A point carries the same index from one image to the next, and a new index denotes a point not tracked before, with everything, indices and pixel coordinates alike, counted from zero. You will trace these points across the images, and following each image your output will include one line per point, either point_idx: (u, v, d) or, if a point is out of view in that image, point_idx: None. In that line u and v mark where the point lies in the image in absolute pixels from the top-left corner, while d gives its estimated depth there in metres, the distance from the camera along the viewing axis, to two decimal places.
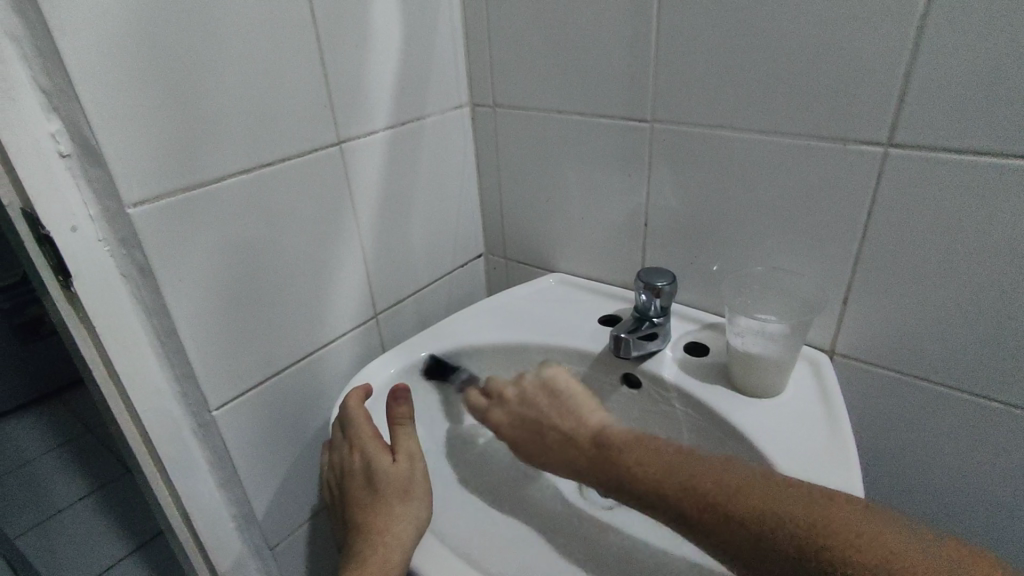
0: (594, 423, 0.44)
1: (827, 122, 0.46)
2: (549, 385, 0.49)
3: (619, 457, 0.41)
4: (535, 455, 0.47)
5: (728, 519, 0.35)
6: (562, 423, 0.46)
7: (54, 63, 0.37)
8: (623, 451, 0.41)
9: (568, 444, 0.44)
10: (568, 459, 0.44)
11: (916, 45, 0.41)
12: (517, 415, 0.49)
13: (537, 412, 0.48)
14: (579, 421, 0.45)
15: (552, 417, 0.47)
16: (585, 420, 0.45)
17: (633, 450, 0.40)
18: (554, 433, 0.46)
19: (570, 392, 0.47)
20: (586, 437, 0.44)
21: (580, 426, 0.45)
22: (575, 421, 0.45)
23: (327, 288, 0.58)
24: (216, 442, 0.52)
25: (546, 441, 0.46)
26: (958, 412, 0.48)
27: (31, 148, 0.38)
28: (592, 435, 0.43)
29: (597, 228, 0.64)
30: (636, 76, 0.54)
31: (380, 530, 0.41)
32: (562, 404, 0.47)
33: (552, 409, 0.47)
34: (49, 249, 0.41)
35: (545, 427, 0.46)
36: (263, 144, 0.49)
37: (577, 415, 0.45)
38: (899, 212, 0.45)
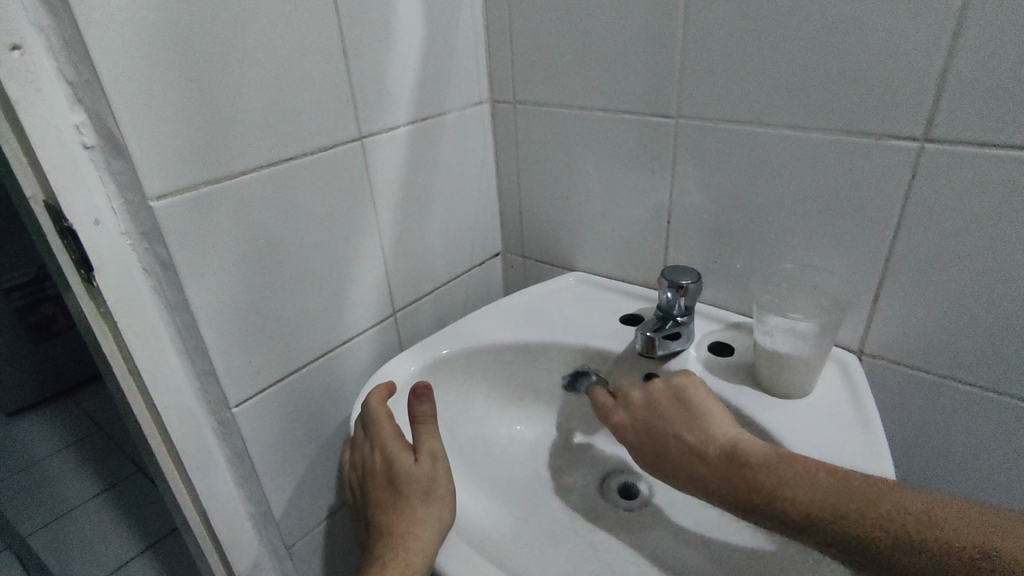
0: (726, 437, 0.42)
1: (860, 117, 0.45)
2: (680, 396, 0.46)
3: (763, 474, 0.38)
4: (657, 466, 0.44)
5: (810, 522, 0.36)
6: (690, 435, 0.43)
7: (81, 55, 0.36)
8: (757, 465, 0.39)
9: (696, 457, 0.42)
10: (695, 473, 0.41)
11: (955, 38, 0.40)
12: (642, 422, 0.46)
13: (659, 421, 0.45)
14: (705, 436, 0.42)
15: (677, 428, 0.44)
16: (713, 433, 0.42)
17: (774, 469, 0.38)
18: (678, 444, 0.43)
19: (706, 404, 0.44)
20: (715, 452, 0.41)
21: (708, 441, 0.42)
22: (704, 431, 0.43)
23: (347, 285, 0.57)
24: (236, 439, 0.52)
25: (672, 451, 0.43)
26: (992, 413, 0.47)
27: (56, 140, 0.38)
28: (723, 449, 0.41)
29: (619, 226, 0.63)
30: (662, 72, 0.53)
31: (402, 531, 0.40)
32: (696, 416, 0.44)
33: (678, 420, 0.44)
34: (72, 242, 0.40)
35: (669, 438, 0.44)
36: (286, 139, 0.48)
37: (708, 427, 0.43)
38: (934, 208, 0.44)
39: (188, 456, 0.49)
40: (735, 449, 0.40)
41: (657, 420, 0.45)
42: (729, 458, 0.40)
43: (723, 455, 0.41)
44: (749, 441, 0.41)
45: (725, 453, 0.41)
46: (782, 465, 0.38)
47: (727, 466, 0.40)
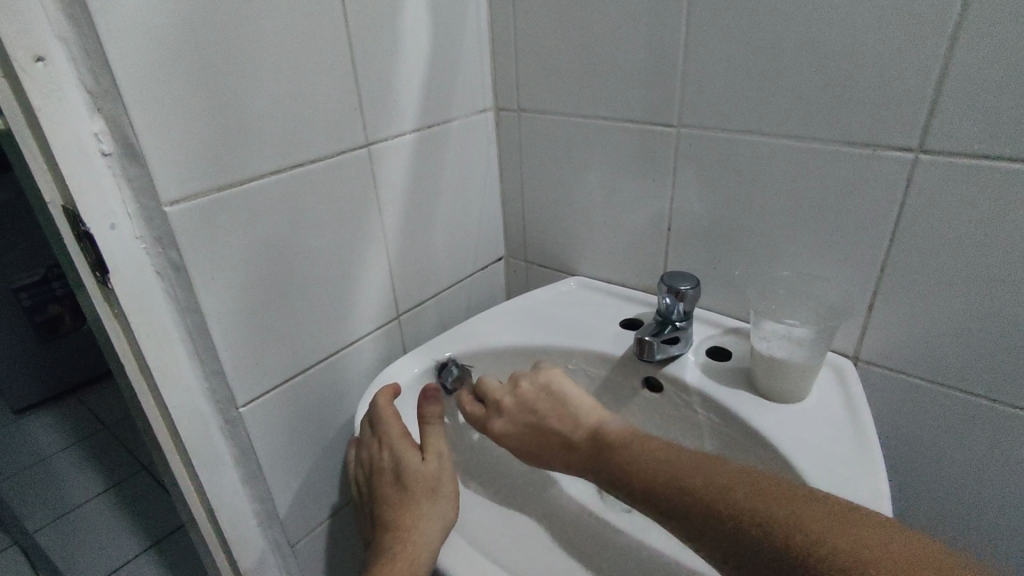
0: (590, 421, 0.45)
1: (856, 129, 0.46)
2: (549, 389, 0.49)
3: (618, 455, 0.41)
4: (533, 455, 0.47)
5: (692, 510, 0.37)
6: (560, 424, 0.46)
7: (101, 65, 0.38)
8: (618, 444, 0.42)
9: (567, 443, 0.45)
10: (568, 456, 0.45)
11: (948, 53, 0.41)
12: (515, 414, 0.49)
13: (533, 413, 0.48)
14: (576, 424, 0.45)
15: (549, 420, 0.47)
16: (581, 422, 0.45)
17: (628, 452, 0.41)
18: (552, 434, 0.46)
19: (568, 394, 0.47)
20: (582, 437, 0.44)
21: (575, 425, 0.45)
22: (570, 420, 0.46)
23: (352, 289, 0.59)
24: (242, 438, 0.53)
25: (544, 439, 0.47)
26: (985, 421, 0.48)
27: (75, 146, 0.39)
28: (590, 433, 0.44)
29: (619, 232, 0.65)
30: (663, 82, 0.55)
31: (409, 527, 0.41)
32: (562, 404, 0.47)
33: (550, 412, 0.47)
34: (89, 245, 0.42)
35: (544, 428, 0.47)
36: (296, 146, 0.50)
37: (574, 416, 0.46)
38: (929, 217, 0.45)
39: (197, 455, 0.51)
40: (599, 432, 0.44)
41: (530, 414, 0.48)
42: (595, 439, 0.44)
43: (590, 438, 0.44)
44: (608, 422, 0.45)
45: (591, 436, 0.44)
46: (638, 442, 0.42)
47: (593, 448, 0.43)
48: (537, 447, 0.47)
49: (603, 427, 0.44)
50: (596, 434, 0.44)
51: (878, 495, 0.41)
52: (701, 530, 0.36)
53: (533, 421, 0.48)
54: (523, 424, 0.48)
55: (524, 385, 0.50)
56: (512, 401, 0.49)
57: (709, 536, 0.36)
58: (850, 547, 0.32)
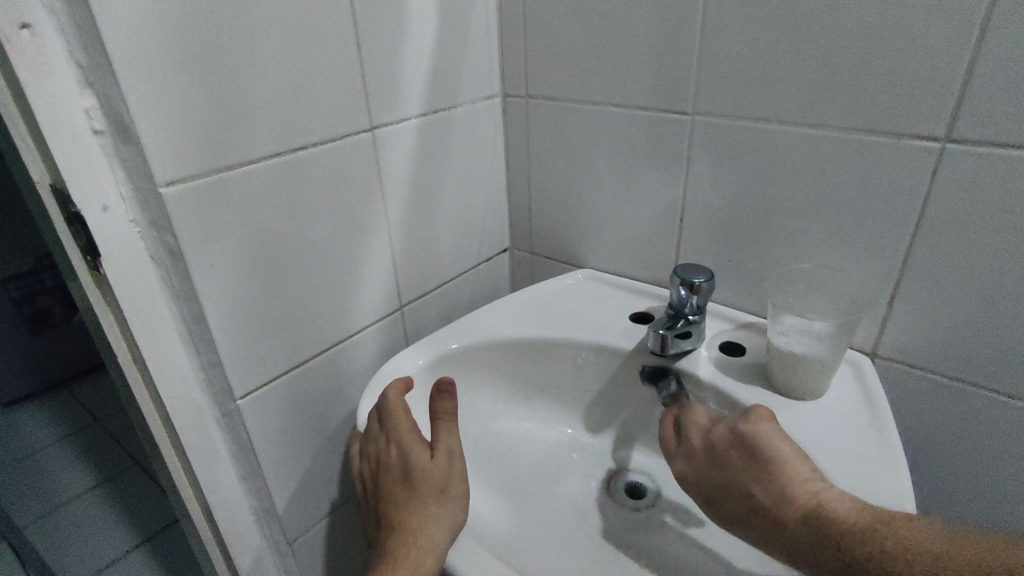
0: (804, 496, 0.38)
1: (880, 116, 0.44)
2: (748, 448, 0.42)
3: (858, 543, 0.35)
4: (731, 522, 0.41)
5: None
6: (763, 493, 0.40)
7: (92, 37, 0.35)
8: (841, 532, 0.35)
9: (771, 517, 0.39)
10: (770, 531, 0.39)
11: (981, 37, 0.39)
12: (712, 478, 0.43)
13: (732, 477, 0.42)
14: (786, 495, 0.39)
15: (753, 487, 0.40)
16: (794, 493, 0.38)
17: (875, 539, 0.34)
18: (757, 505, 0.40)
19: (774, 454, 0.40)
20: (800, 515, 0.37)
21: (784, 496, 0.39)
22: (781, 489, 0.39)
23: (355, 278, 0.57)
24: (240, 432, 0.51)
25: (745, 505, 0.40)
26: (1006, 419, 0.47)
27: (64, 123, 0.37)
28: (803, 510, 0.37)
29: (629, 224, 0.63)
30: (678, 68, 0.53)
31: (415, 529, 0.39)
32: (767, 468, 0.40)
33: (753, 478, 0.41)
34: (79, 228, 0.39)
35: (747, 497, 0.40)
36: (298, 129, 0.47)
37: (782, 485, 0.39)
38: (955, 209, 0.44)
39: (192, 450, 0.49)
40: (825, 512, 0.37)
41: (724, 472, 0.42)
42: (815, 522, 0.37)
43: (802, 517, 0.37)
44: (828, 499, 0.37)
45: (804, 514, 0.37)
46: (861, 531, 0.35)
47: (806, 531, 0.37)
48: (740, 517, 0.41)
49: (821, 508, 0.37)
50: (812, 515, 0.37)
51: (904, 494, 0.39)
52: None
53: (733, 486, 0.41)
54: (721, 489, 0.42)
55: (722, 441, 0.44)
56: (711, 460, 0.44)
57: None
58: None
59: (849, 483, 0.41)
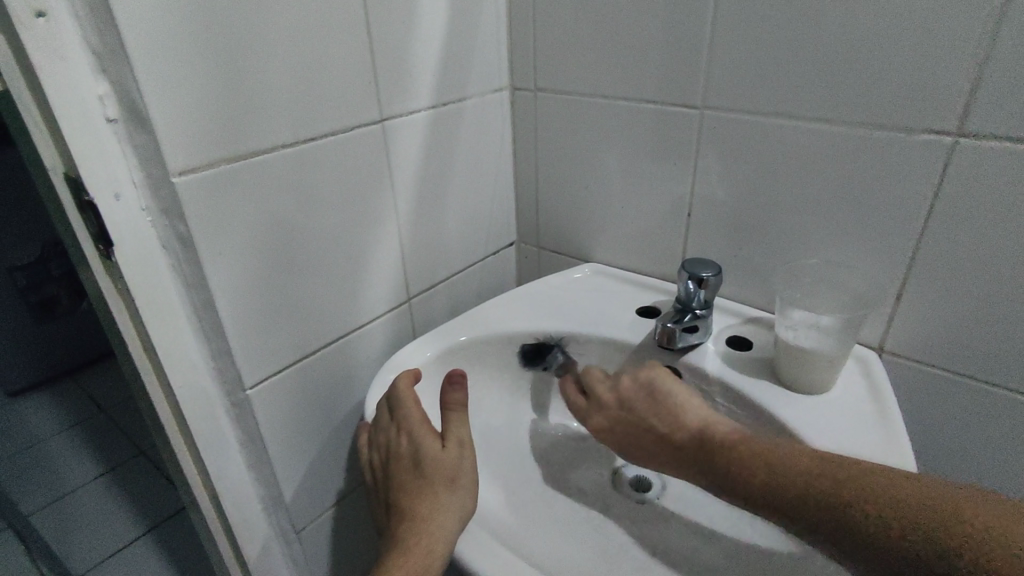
0: (692, 420, 0.43)
1: (892, 111, 0.44)
2: (649, 387, 0.47)
3: (726, 455, 0.39)
4: (635, 456, 0.46)
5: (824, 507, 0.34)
6: (659, 424, 0.45)
7: (107, 24, 0.36)
8: (723, 446, 0.40)
9: (666, 443, 0.44)
10: (672, 458, 0.43)
11: (996, 31, 0.39)
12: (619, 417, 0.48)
13: (635, 415, 0.47)
14: (676, 423, 0.44)
15: (651, 421, 0.45)
16: (682, 420, 0.44)
17: (738, 450, 0.39)
18: (654, 435, 0.45)
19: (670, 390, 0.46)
20: (686, 438, 0.42)
21: (677, 424, 0.44)
22: (672, 419, 0.44)
23: (364, 270, 0.57)
24: (249, 421, 0.51)
25: (648, 439, 0.45)
26: (1012, 415, 0.47)
27: (78, 110, 0.37)
28: (693, 432, 0.42)
29: (636, 218, 0.63)
30: (689, 61, 0.53)
31: (425, 517, 0.40)
32: (663, 404, 0.45)
33: (651, 412, 0.46)
34: (92, 216, 0.40)
35: (645, 429, 0.46)
36: (308, 118, 0.48)
37: (676, 414, 0.44)
38: (965, 204, 0.43)
39: (201, 438, 0.49)
40: (705, 433, 0.42)
41: (630, 413, 0.47)
42: (697, 441, 0.42)
43: (691, 439, 0.42)
44: (711, 425, 0.42)
45: (694, 435, 0.42)
46: (729, 445, 0.40)
47: (692, 451, 0.42)
48: (641, 450, 0.46)
49: (705, 430, 0.42)
50: (697, 436, 0.42)
51: None
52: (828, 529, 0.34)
53: (635, 421, 0.47)
54: (625, 426, 0.47)
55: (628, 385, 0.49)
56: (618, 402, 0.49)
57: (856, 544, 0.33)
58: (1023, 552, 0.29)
59: None
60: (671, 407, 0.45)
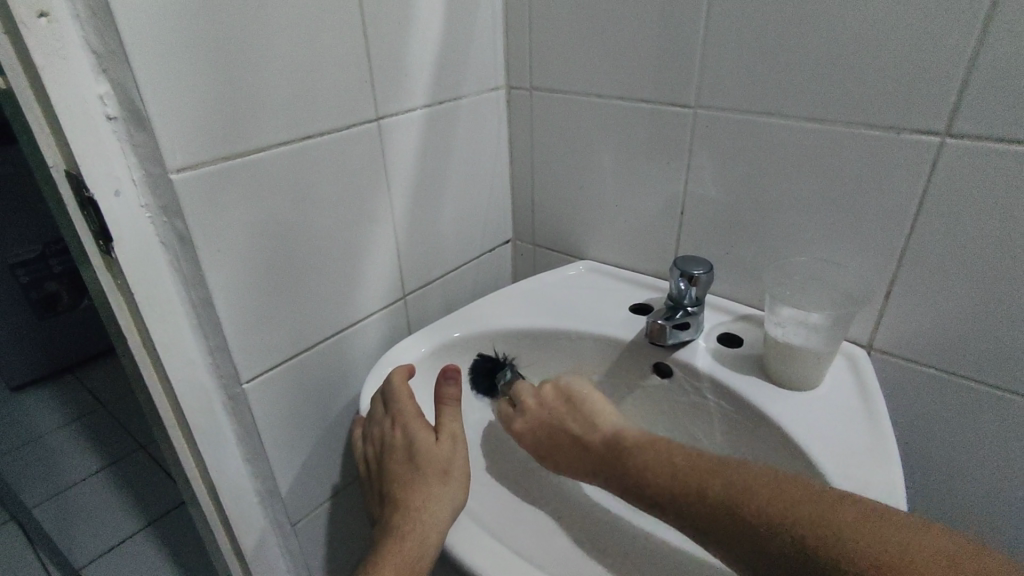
0: (608, 426, 0.46)
1: (880, 111, 0.45)
2: (574, 396, 0.51)
3: (629, 456, 0.42)
4: (550, 459, 0.49)
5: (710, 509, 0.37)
6: (578, 428, 0.48)
7: (107, 24, 0.36)
8: (630, 445, 0.43)
9: (582, 446, 0.47)
10: (585, 460, 0.46)
11: (982, 32, 0.39)
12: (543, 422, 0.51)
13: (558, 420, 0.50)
14: (593, 428, 0.47)
15: (571, 425, 0.49)
16: (599, 425, 0.47)
17: (641, 453, 0.42)
18: (572, 438, 0.48)
19: (593, 402, 0.49)
20: (599, 440, 0.45)
21: (592, 427, 0.47)
22: (592, 425, 0.47)
23: (360, 266, 0.58)
24: (246, 415, 0.52)
25: (566, 440, 0.48)
26: (995, 412, 0.48)
27: (79, 109, 0.38)
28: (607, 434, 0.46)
29: (630, 216, 0.64)
30: (681, 61, 0.53)
31: (419, 507, 0.41)
32: (586, 412, 0.49)
33: (573, 417, 0.49)
34: (92, 212, 0.40)
35: (564, 432, 0.49)
36: (305, 117, 0.48)
37: (595, 420, 0.48)
38: (952, 203, 0.44)
39: (199, 431, 0.50)
40: (617, 436, 0.45)
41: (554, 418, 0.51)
42: (609, 443, 0.45)
43: (604, 441, 0.45)
44: (625, 430, 0.45)
45: (606, 437, 0.45)
46: (636, 447, 0.43)
47: (603, 452, 0.45)
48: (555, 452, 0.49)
49: (618, 434, 0.45)
50: (610, 438, 0.45)
51: (892, 481, 0.40)
52: (708, 527, 0.36)
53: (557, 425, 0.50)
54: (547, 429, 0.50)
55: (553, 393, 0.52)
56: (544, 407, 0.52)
57: (733, 543, 0.36)
58: (866, 553, 0.32)
59: (839, 470, 0.42)
60: (592, 415, 0.48)
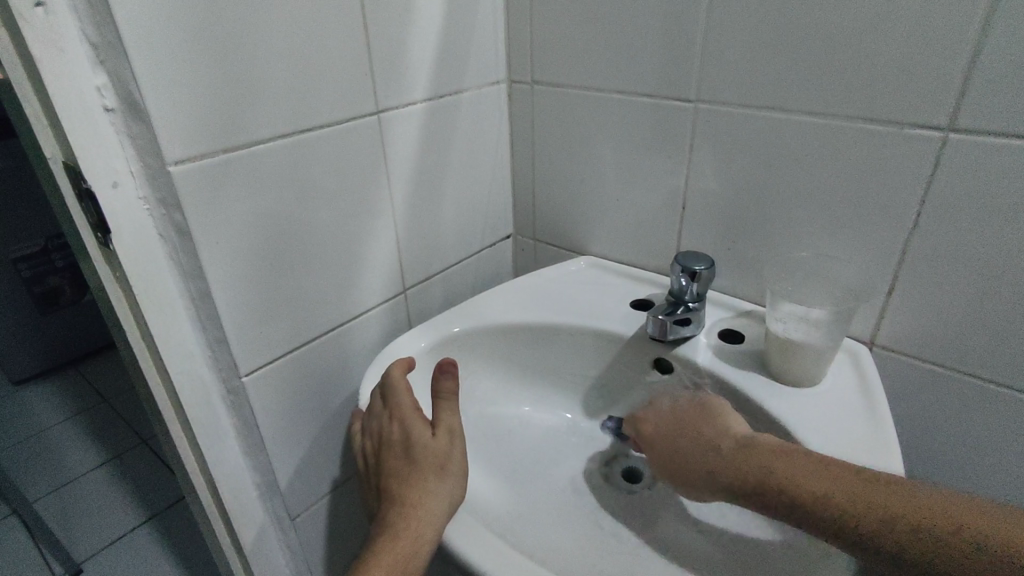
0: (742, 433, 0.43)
1: (883, 105, 0.44)
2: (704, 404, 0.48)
3: (765, 459, 0.39)
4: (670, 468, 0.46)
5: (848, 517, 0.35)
6: (707, 433, 0.45)
7: (104, 16, 0.36)
8: (767, 447, 0.40)
9: (708, 449, 0.44)
10: (709, 464, 0.43)
11: (986, 26, 0.39)
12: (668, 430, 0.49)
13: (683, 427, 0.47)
14: (722, 433, 0.44)
15: (699, 429, 0.46)
16: (732, 430, 0.44)
17: (773, 457, 0.39)
18: (699, 442, 0.45)
19: (725, 411, 0.46)
20: (728, 444, 0.43)
21: (722, 433, 0.44)
22: (721, 430, 0.44)
23: (360, 260, 0.58)
24: (245, 409, 0.52)
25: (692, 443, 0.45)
26: (997, 408, 0.47)
27: (77, 100, 0.38)
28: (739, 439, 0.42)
29: (631, 211, 0.63)
30: (684, 55, 0.53)
31: (414, 502, 0.40)
32: (715, 419, 0.45)
33: (701, 424, 0.46)
34: (90, 204, 0.40)
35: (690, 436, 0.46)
36: (305, 110, 0.48)
37: (725, 425, 0.44)
38: (954, 199, 0.44)
39: (198, 425, 0.50)
40: (751, 441, 0.42)
41: (680, 425, 0.48)
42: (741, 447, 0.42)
43: (735, 445, 0.42)
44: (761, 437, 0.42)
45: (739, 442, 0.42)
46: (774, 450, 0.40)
47: (732, 453, 0.42)
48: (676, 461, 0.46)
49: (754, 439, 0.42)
50: (744, 441, 0.42)
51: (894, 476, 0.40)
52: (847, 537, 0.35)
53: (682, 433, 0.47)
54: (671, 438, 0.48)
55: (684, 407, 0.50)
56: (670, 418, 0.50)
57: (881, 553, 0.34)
58: None
59: None
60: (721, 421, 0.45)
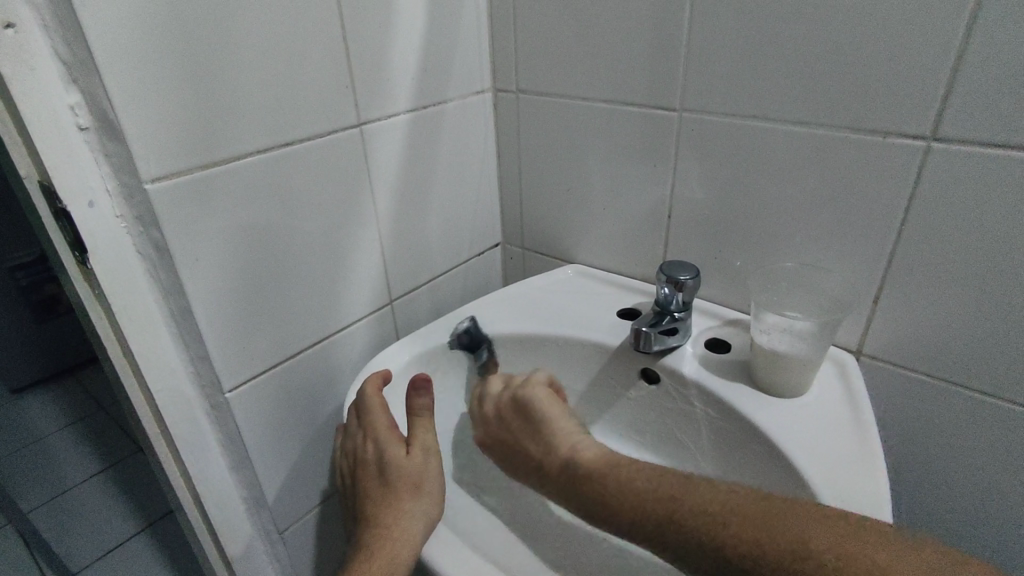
0: (562, 446, 0.43)
1: (866, 115, 0.44)
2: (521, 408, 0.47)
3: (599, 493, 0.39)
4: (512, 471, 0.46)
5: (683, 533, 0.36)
6: (533, 446, 0.44)
7: (76, 37, 0.36)
8: (590, 478, 0.40)
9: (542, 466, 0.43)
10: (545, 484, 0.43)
11: (967, 34, 0.38)
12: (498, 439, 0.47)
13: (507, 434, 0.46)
14: (549, 449, 0.43)
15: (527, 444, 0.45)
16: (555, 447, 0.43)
17: (608, 491, 0.39)
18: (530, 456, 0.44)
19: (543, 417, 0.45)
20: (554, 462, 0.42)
21: (546, 453, 0.43)
22: (540, 455, 0.43)
23: (344, 272, 0.57)
24: (228, 424, 0.52)
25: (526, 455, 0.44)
26: (982, 418, 0.47)
27: (50, 120, 0.37)
28: (561, 460, 0.42)
29: (617, 219, 0.63)
30: (666, 63, 0.53)
31: (388, 523, 0.40)
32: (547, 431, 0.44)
33: (525, 433, 0.45)
34: (66, 223, 0.40)
35: (529, 446, 0.45)
36: (283, 124, 0.48)
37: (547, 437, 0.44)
38: (938, 207, 0.43)
39: (181, 441, 0.50)
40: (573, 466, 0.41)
41: (503, 430, 0.47)
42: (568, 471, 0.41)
43: (562, 465, 0.41)
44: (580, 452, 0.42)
45: (561, 465, 0.41)
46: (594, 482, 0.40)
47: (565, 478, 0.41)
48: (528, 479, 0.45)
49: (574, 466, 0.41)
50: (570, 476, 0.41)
51: (878, 490, 0.40)
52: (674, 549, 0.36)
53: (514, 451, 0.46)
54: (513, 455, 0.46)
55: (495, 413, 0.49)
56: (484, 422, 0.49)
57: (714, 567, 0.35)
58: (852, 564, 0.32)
59: (826, 479, 0.41)
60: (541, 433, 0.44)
